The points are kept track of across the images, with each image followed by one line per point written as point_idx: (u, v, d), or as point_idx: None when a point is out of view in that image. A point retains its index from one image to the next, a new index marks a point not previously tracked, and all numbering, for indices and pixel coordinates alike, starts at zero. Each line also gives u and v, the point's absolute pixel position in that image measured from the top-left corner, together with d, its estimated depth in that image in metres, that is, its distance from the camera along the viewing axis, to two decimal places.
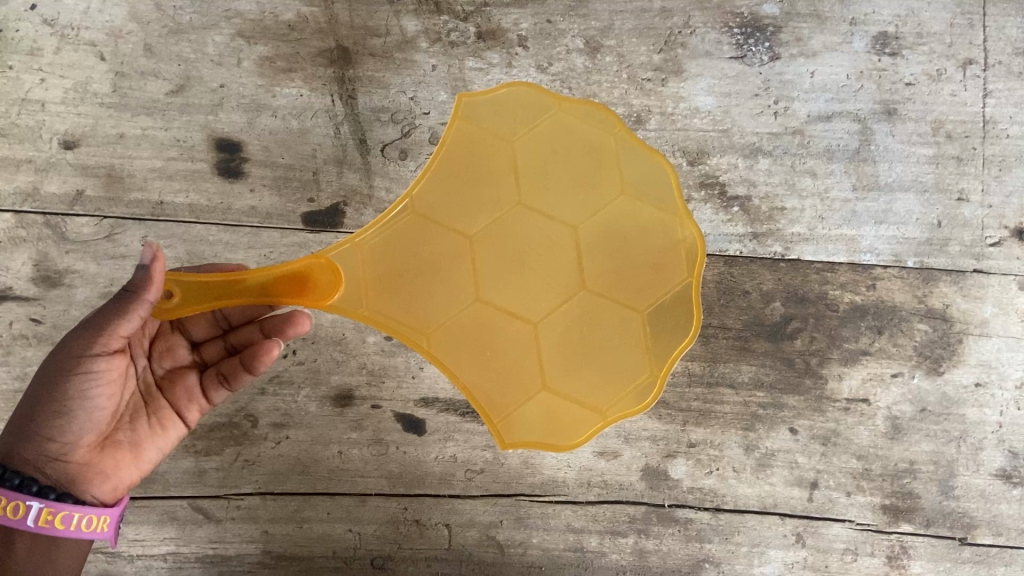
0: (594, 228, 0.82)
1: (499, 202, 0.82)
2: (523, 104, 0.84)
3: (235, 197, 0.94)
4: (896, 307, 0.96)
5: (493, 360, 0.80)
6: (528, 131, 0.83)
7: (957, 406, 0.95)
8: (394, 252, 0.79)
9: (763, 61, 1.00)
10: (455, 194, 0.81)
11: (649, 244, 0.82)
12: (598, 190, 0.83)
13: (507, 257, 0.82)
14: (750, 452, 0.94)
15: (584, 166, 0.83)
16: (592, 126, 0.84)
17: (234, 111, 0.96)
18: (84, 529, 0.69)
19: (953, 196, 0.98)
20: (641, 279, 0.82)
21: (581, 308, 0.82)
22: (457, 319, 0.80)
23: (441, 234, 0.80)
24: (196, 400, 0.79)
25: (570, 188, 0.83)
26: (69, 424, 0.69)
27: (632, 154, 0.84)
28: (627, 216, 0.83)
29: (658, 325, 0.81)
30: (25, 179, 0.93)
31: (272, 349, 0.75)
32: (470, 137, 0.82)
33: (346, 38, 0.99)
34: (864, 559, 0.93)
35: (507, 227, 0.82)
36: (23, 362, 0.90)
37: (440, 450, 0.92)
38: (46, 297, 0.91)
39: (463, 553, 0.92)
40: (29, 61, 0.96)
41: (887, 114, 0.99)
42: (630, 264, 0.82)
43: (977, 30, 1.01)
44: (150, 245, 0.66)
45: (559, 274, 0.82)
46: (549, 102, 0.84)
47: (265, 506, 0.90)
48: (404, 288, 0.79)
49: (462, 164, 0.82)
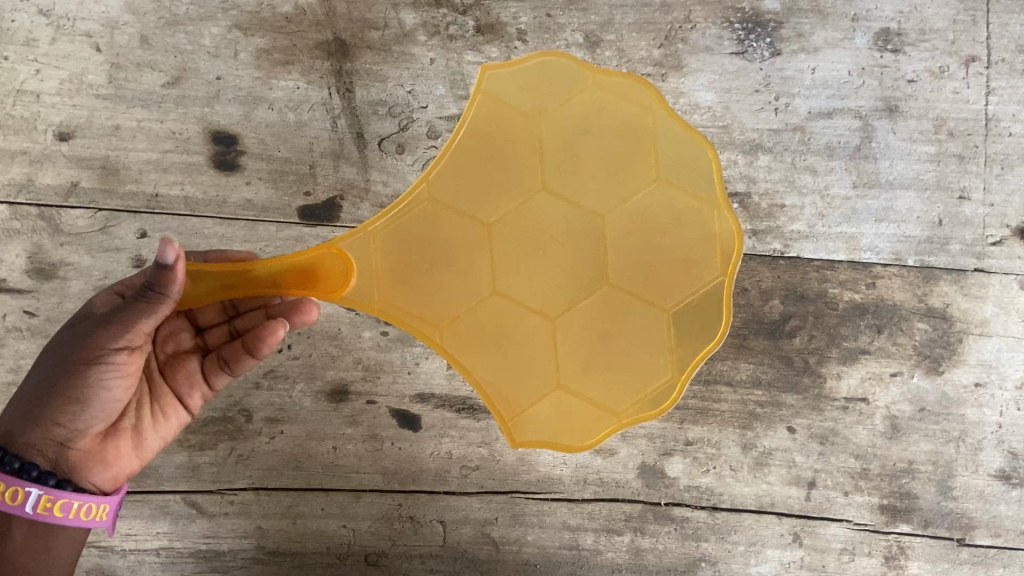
0: (621, 220, 0.78)
1: (521, 189, 0.78)
2: (553, 82, 0.78)
3: (231, 190, 0.94)
4: (895, 306, 0.95)
5: (509, 354, 0.77)
6: (556, 113, 0.78)
7: (956, 406, 0.94)
8: (412, 239, 0.76)
9: (764, 56, 0.99)
10: (475, 179, 0.78)
11: (680, 238, 0.77)
12: (628, 178, 0.78)
13: (528, 247, 0.78)
14: (748, 450, 0.93)
15: (614, 150, 0.78)
16: (628, 108, 0.78)
17: (230, 104, 0.95)
18: (83, 517, 0.68)
19: (954, 194, 0.97)
20: (668, 276, 0.77)
21: (603, 304, 0.78)
22: (472, 310, 0.77)
23: (461, 221, 0.77)
24: (198, 386, 0.78)
25: (600, 175, 0.78)
26: (81, 413, 0.68)
27: (668, 139, 0.77)
28: (659, 207, 0.78)
29: (682, 325, 0.77)
30: (20, 171, 0.92)
31: (279, 333, 0.73)
32: (494, 118, 0.78)
33: (344, 31, 0.98)
34: (861, 559, 0.93)
35: (528, 216, 0.78)
36: (16, 355, 0.89)
37: (435, 446, 0.92)
38: (40, 289, 0.90)
39: (457, 551, 0.91)
40: (24, 52, 0.95)
41: (889, 111, 0.99)
42: (659, 259, 0.78)
43: (980, 27, 1.00)
44: (173, 244, 0.60)
45: (583, 267, 0.78)
46: (583, 79, 0.78)
47: (259, 501, 0.89)
48: (421, 277, 0.77)
49: (484, 147, 0.78)
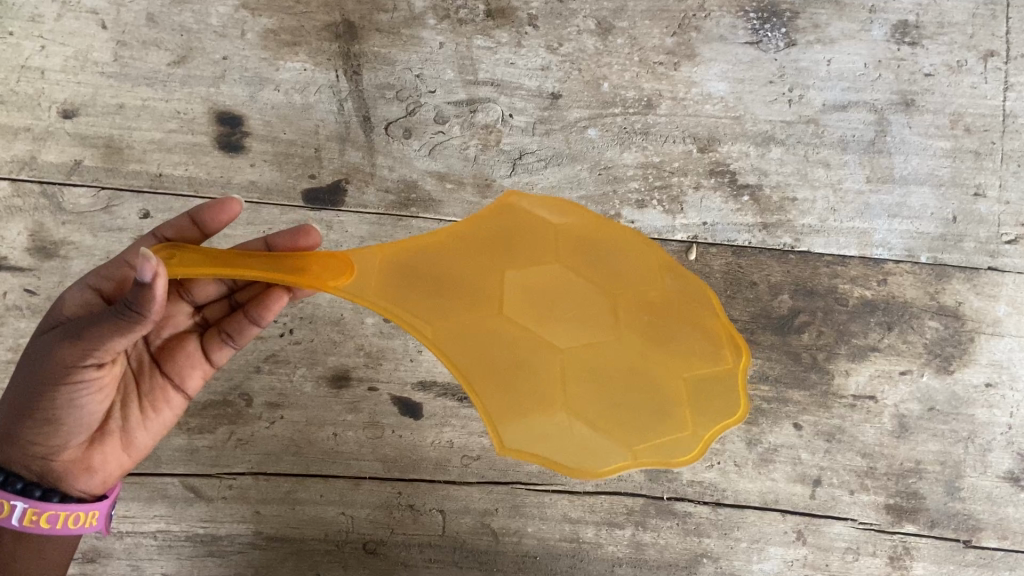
0: (617, 410, 0.62)
1: (537, 366, 0.62)
2: (613, 416, 0.62)
3: (235, 171, 0.92)
4: (906, 303, 0.94)
5: (507, 276, 0.65)
6: (585, 410, 0.62)
7: (966, 406, 0.93)
8: (417, 288, 0.63)
9: (779, 47, 0.99)
10: (482, 361, 0.62)
11: (666, 404, 0.62)
12: (625, 420, 0.62)
13: (586, 332, 0.64)
14: (752, 446, 0.92)
15: (630, 412, 0.62)
16: (669, 395, 0.63)
17: (236, 84, 0.95)
18: (72, 526, 0.66)
19: (970, 191, 0.96)
20: (658, 388, 0.63)
21: (582, 363, 0.63)
22: (460, 309, 0.63)
23: (491, 344, 0.63)
24: (198, 365, 0.75)
25: (608, 404, 0.62)
26: (56, 432, 0.64)
27: (697, 393, 0.63)
28: (655, 398, 0.62)
29: (655, 382, 0.63)
30: (23, 148, 0.91)
31: (278, 298, 0.72)
32: (545, 439, 0.60)
33: (352, 14, 0.97)
34: (865, 559, 0.91)
35: (520, 362, 0.62)
36: (15, 334, 0.86)
37: (436, 434, 0.91)
38: (40, 268, 0.88)
39: (455, 541, 0.90)
40: (29, 28, 0.93)
41: (905, 105, 0.98)
42: (642, 400, 0.62)
43: (999, 21, 0.99)
44: (151, 260, 0.53)
45: (654, 280, 0.67)
46: (620, 439, 0.61)
47: (257, 486, 0.88)
48: (435, 272, 0.64)
49: (518, 405, 0.61)
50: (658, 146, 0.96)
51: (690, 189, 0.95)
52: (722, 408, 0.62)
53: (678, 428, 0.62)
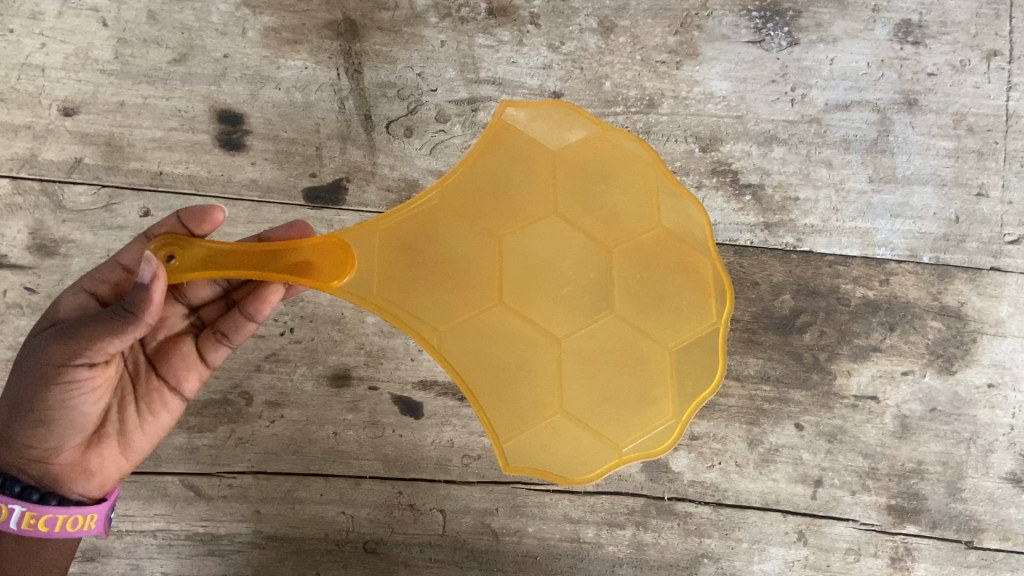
0: (603, 383, 0.65)
1: (528, 344, 0.65)
2: (600, 389, 0.64)
3: (236, 170, 0.92)
4: (909, 304, 0.94)
5: (501, 246, 0.67)
6: (573, 387, 0.64)
7: (968, 406, 0.93)
8: (415, 268, 0.65)
9: (782, 46, 0.99)
10: (475, 343, 0.64)
11: (652, 373, 0.65)
12: (611, 392, 0.64)
13: (577, 304, 0.66)
14: (753, 447, 0.91)
15: (615, 384, 0.65)
16: (654, 362, 0.65)
17: (237, 83, 0.94)
18: (70, 529, 0.66)
19: (973, 191, 0.96)
20: (645, 356, 0.65)
21: (573, 337, 0.65)
22: (456, 288, 0.65)
23: (484, 324, 0.65)
24: (193, 367, 0.74)
25: (594, 379, 0.65)
26: (50, 434, 0.64)
27: (680, 360, 0.65)
28: (640, 366, 0.65)
29: (642, 352, 0.65)
30: (23, 145, 0.90)
31: (273, 292, 0.70)
32: (547, 418, 0.64)
33: (354, 12, 0.97)
34: (866, 560, 0.90)
35: (511, 341, 0.65)
36: (15, 332, 0.86)
37: (437, 434, 0.90)
38: (40, 266, 0.88)
39: (456, 540, 0.90)
40: (30, 26, 0.93)
41: (908, 105, 0.97)
42: (628, 371, 0.65)
43: (1003, 21, 0.99)
44: (151, 261, 0.55)
45: (648, 239, 0.68)
46: (605, 413, 0.64)
47: (257, 485, 0.88)
48: (432, 252, 0.65)
49: (509, 386, 0.64)
50: (660, 145, 0.95)
51: (692, 188, 0.94)
52: (702, 373, 0.65)
53: (660, 396, 0.65)
